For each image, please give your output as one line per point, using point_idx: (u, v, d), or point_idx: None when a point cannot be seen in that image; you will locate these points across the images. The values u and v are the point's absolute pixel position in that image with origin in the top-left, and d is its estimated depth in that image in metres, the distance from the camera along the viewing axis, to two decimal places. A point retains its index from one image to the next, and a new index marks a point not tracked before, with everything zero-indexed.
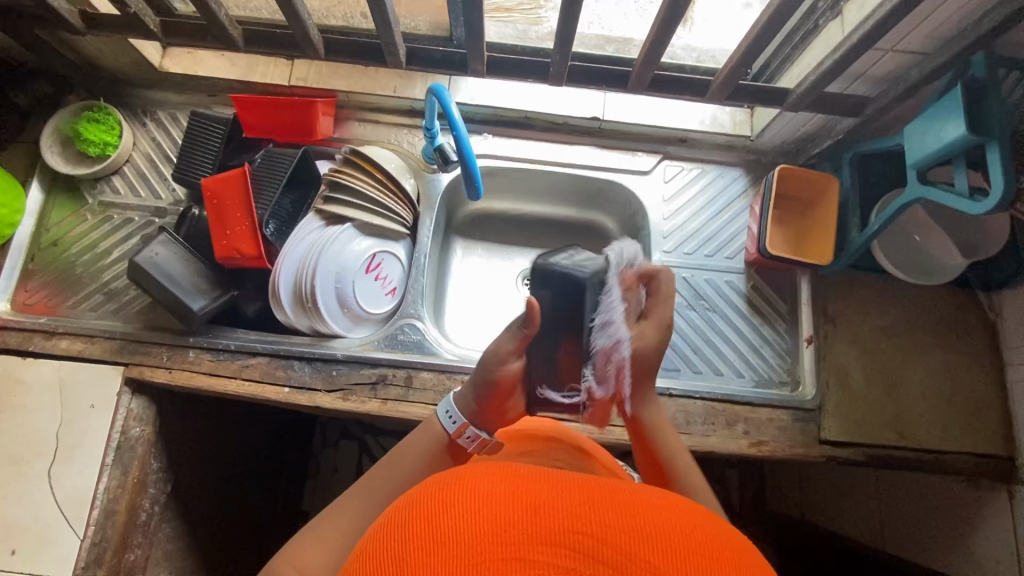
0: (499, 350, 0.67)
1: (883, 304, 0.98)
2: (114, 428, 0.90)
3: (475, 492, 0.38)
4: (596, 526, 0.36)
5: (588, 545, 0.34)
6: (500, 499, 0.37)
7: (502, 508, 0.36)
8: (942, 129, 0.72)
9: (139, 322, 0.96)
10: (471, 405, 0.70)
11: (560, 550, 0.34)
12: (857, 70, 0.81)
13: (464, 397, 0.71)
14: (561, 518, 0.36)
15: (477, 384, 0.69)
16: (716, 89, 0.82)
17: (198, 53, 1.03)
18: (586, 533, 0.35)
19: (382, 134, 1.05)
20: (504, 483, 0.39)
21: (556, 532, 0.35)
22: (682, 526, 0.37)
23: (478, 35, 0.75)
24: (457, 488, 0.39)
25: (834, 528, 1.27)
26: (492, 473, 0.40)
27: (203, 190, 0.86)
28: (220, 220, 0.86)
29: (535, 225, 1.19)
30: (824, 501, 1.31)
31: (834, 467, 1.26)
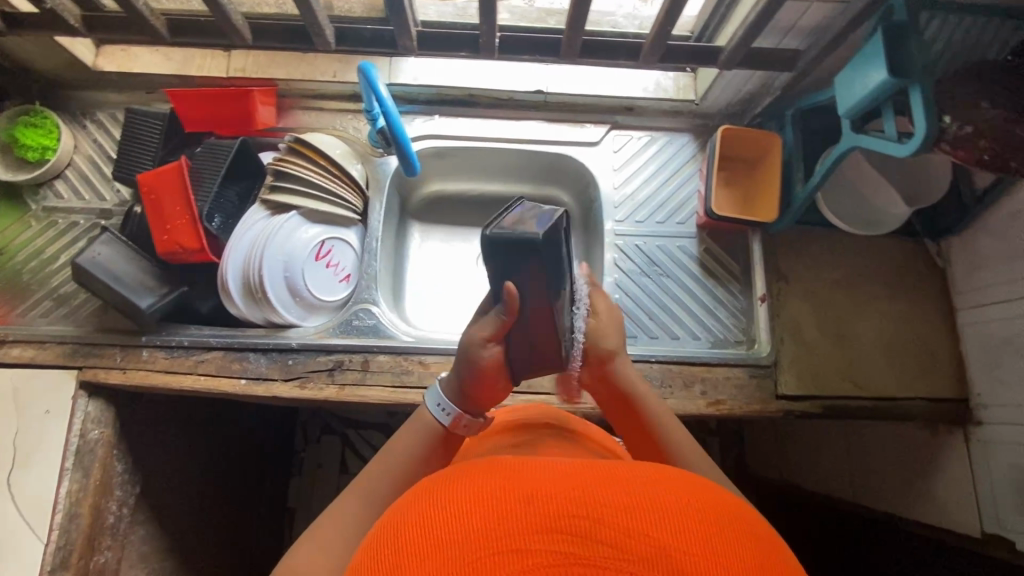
0: (476, 334, 0.63)
1: (834, 258, 0.99)
2: (71, 432, 0.90)
3: (466, 496, 0.36)
4: (594, 506, 0.34)
5: (584, 527, 0.33)
6: (493, 498, 0.36)
7: (495, 506, 0.35)
8: (868, 75, 0.72)
9: (91, 325, 0.95)
10: (460, 392, 0.66)
11: (557, 537, 0.33)
12: (785, 23, 0.81)
13: (451, 386, 0.67)
14: (556, 503, 0.34)
15: (461, 372, 0.65)
16: (647, 51, 0.82)
17: (132, 50, 1.01)
18: (582, 514, 0.34)
19: (327, 121, 1.04)
20: (499, 478, 0.38)
21: (549, 517, 0.33)
22: (681, 497, 0.36)
23: (401, 9, 0.74)
24: (447, 496, 0.37)
25: (808, 484, 1.30)
26: (483, 474, 0.39)
27: (139, 185, 0.85)
28: (159, 215, 0.85)
29: (492, 205, 1.19)
30: (798, 459, 1.33)
31: (804, 424, 1.28)
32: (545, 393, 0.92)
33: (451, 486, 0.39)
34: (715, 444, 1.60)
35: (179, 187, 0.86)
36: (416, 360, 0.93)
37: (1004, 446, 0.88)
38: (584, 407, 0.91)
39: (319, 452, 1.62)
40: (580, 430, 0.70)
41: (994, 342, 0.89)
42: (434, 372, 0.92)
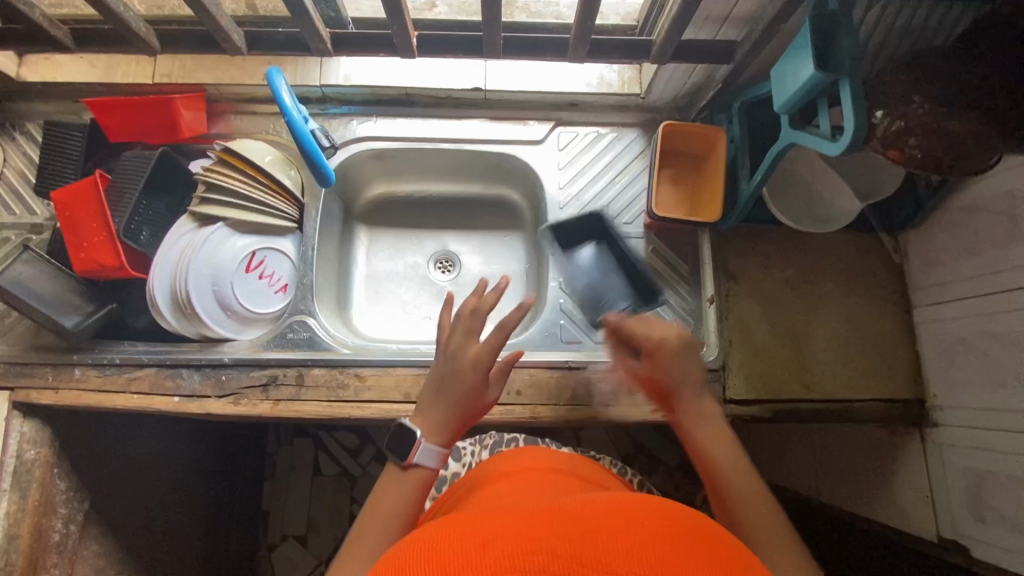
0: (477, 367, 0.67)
1: (786, 256, 0.95)
2: (6, 453, 0.89)
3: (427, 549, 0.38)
4: (547, 542, 0.36)
5: (539, 561, 0.34)
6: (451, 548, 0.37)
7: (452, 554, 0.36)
8: (798, 69, 0.68)
9: (24, 343, 0.93)
10: (447, 425, 0.66)
11: (514, 574, 0.34)
12: (719, 12, 0.76)
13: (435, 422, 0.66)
14: (510, 545, 0.36)
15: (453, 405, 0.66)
16: (573, 47, 0.78)
17: (55, 58, 0.98)
18: (536, 551, 0.35)
19: (261, 126, 1.01)
20: (459, 533, 0.39)
21: (505, 557, 0.35)
22: (634, 524, 0.38)
23: (305, 13, 0.70)
24: (410, 557, 0.38)
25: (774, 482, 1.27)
26: (442, 531, 0.40)
27: (55, 203, 0.83)
28: (76, 233, 0.83)
29: (442, 206, 1.17)
30: (765, 456, 1.30)
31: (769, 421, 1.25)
32: None
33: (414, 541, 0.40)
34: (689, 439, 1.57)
35: (95, 203, 0.84)
36: (352, 372, 0.91)
37: (958, 449, 0.85)
38: (525, 418, 0.89)
39: (291, 455, 1.61)
40: (553, 465, 0.68)
41: (949, 342, 0.86)
42: (370, 385, 0.90)
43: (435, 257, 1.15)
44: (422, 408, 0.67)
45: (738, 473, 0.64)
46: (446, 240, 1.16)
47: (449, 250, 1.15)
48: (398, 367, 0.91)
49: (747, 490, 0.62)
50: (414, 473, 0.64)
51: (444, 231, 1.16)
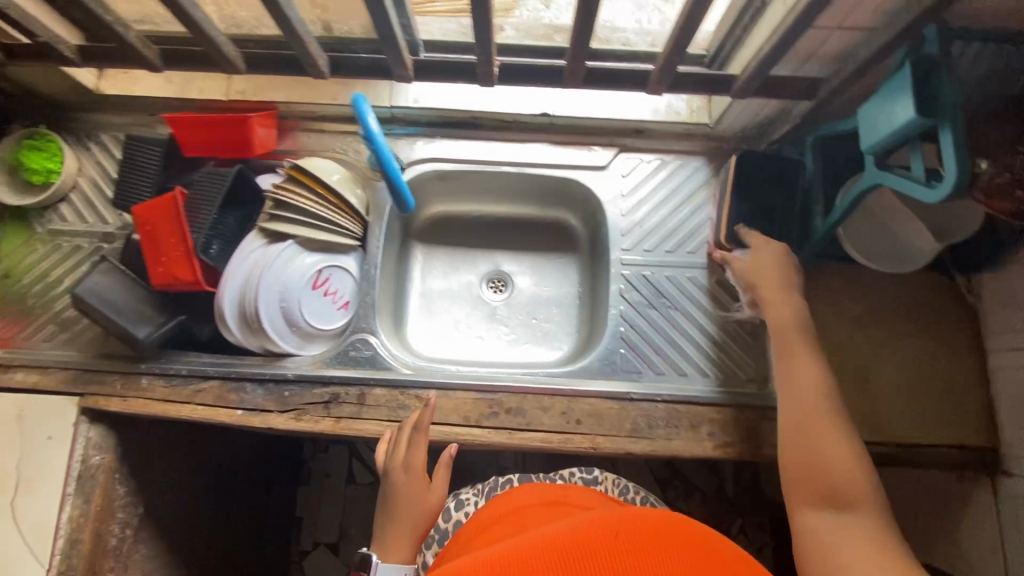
0: (409, 467, 0.83)
1: (855, 293, 0.93)
2: (73, 457, 0.91)
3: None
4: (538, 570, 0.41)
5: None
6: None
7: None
8: (893, 111, 0.67)
9: (93, 350, 0.95)
10: (407, 534, 0.80)
11: None
12: (806, 50, 0.75)
13: (395, 537, 0.80)
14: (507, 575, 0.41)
15: (403, 512, 0.81)
16: (655, 80, 0.78)
17: (134, 72, 1.01)
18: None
19: (327, 144, 1.02)
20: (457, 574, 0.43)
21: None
22: (628, 535, 0.44)
23: (393, 39, 0.71)
24: None
25: None
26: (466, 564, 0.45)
27: (136, 217, 0.85)
28: (155, 247, 0.85)
29: (498, 226, 1.17)
30: None
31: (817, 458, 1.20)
32: (544, 431, 0.89)
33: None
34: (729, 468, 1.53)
35: (174, 218, 0.85)
36: (413, 393, 0.91)
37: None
38: (585, 448, 0.88)
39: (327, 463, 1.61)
40: (540, 500, 0.74)
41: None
42: (430, 407, 0.90)
43: (487, 277, 1.15)
44: (382, 528, 0.81)
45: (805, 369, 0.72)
46: (499, 259, 1.16)
47: (503, 269, 1.15)
48: (458, 390, 0.91)
49: (837, 455, 0.66)
50: None
51: (498, 252, 1.16)
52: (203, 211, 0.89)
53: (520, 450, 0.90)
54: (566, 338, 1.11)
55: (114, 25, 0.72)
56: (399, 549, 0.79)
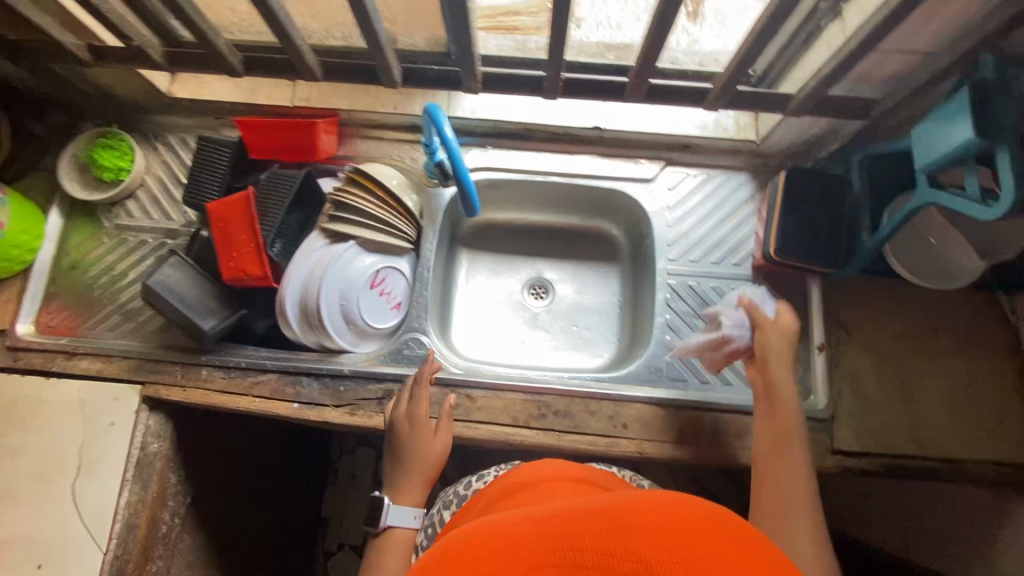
0: (411, 417, 0.88)
1: (897, 309, 0.95)
2: (133, 445, 0.94)
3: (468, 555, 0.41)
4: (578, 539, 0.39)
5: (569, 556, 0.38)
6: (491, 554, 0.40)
7: (498, 558, 0.40)
8: (951, 131, 0.69)
9: (156, 341, 0.98)
10: (411, 480, 0.85)
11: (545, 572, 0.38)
12: (862, 71, 0.78)
13: (403, 482, 0.85)
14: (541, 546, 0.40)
15: (409, 461, 0.86)
16: (714, 97, 0.81)
17: (204, 77, 1.06)
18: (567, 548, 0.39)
19: (385, 150, 1.06)
20: (487, 537, 0.42)
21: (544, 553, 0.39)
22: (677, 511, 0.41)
23: (470, 52, 0.75)
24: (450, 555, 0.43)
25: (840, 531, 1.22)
26: (505, 526, 0.43)
27: (210, 214, 0.89)
28: (227, 243, 0.89)
29: (541, 235, 1.20)
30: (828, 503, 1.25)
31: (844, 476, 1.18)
32: (591, 434, 0.91)
33: (462, 543, 0.43)
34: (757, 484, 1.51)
35: (245, 216, 0.89)
36: (464, 392, 0.94)
37: None
38: (632, 452, 0.90)
39: (352, 464, 1.61)
40: (573, 475, 0.69)
41: None
42: (480, 407, 0.93)
43: (530, 284, 1.18)
44: (392, 474, 0.87)
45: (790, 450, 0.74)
46: (541, 267, 1.19)
47: (545, 277, 1.18)
48: (508, 391, 0.93)
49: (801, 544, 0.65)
50: (397, 538, 0.82)
51: (541, 260, 1.19)
52: (272, 210, 0.92)
53: (567, 452, 0.92)
54: (606, 345, 1.13)
55: (208, 32, 0.76)
56: (409, 497, 0.84)
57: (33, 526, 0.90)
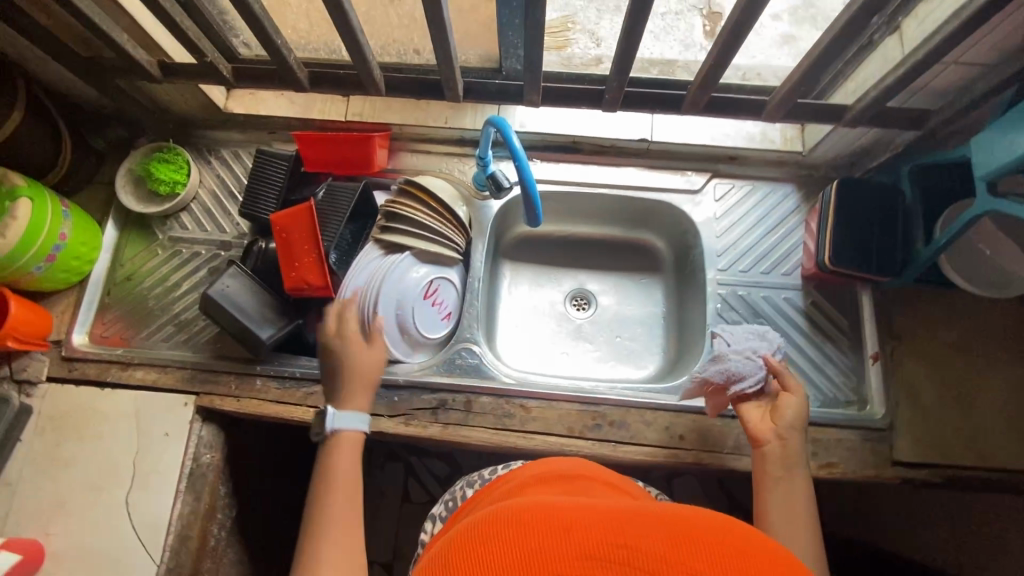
0: (344, 332, 0.88)
1: (951, 318, 0.94)
2: (186, 455, 0.93)
3: (508, 528, 0.42)
4: (631, 538, 0.40)
5: (622, 554, 0.39)
6: (538, 531, 0.41)
7: (550, 535, 0.40)
8: (1014, 140, 0.70)
9: (209, 352, 0.99)
10: (346, 391, 0.84)
11: (597, 562, 0.38)
12: (918, 83, 0.80)
13: (340, 392, 0.85)
14: (592, 535, 0.40)
15: (343, 372, 0.86)
16: (772, 108, 0.84)
17: (259, 94, 1.08)
18: (621, 544, 0.39)
19: (434, 163, 1.08)
20: (534, 514, 0.43)
21: (591, 545, 0.39)
22: (724, 531, 0.41)
23: (537, 67, 0.79)
24: (497, 526, 0.43)
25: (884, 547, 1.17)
26: (553, 508, 0.44)
27: (272, 224, 0.91)
28: (289, 253, 0.91)
29: (583, 246, 1.19)
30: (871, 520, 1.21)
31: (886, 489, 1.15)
32: (648, 444, 0.91)
33: (507, 517, 0.43)
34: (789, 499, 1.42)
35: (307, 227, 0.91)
36: (518, 402, 0.93)
37: None
38: (690, 463, 0.89)
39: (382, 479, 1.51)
40: (602, 476, 0.64)
41: None
42: (535, 416, 0.92)
43: (573, 295, 1.18)
44: (331, 390, 0.86)
45: (799, 527, 0.67)
46: (583, 279, 1.18)
47: (587, 288, 1.17)
48: (562, 401, 0.93)
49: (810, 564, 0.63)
50: (342, 443, 0.80)
51: (582, 271, 1.19)
52: (332, 222, 0.95)
53: (623, 462, 0.91)
54: (652, 357, 1.12)
55: (282, 47, 0.79)
56: (355, 403, 0.83)
57: (86, 537, 0.89)
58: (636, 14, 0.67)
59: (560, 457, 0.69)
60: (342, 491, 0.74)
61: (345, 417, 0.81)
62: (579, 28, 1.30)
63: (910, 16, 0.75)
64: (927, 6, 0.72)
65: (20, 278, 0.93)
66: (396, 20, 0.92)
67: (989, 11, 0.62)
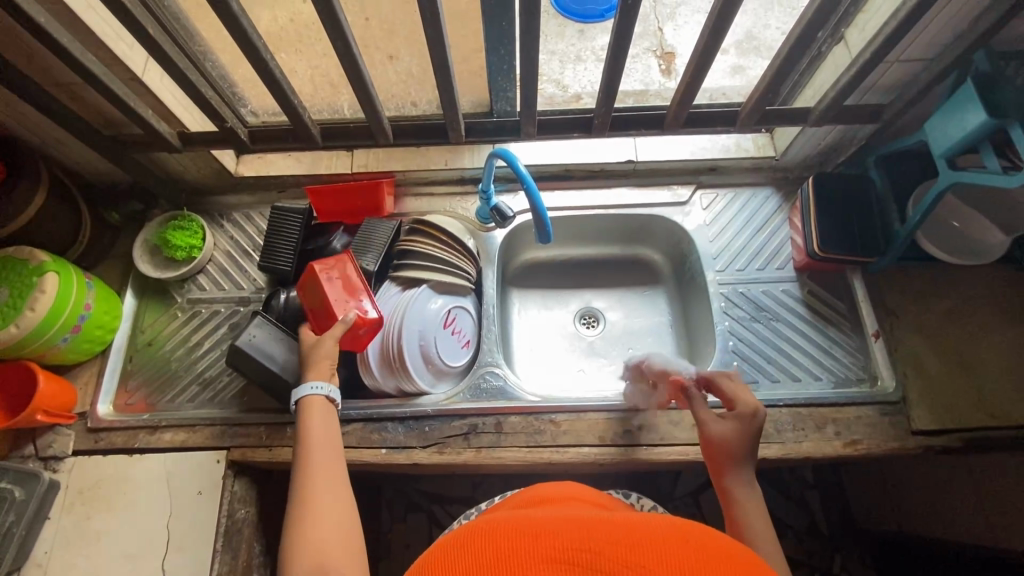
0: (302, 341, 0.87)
1: (939, 290, 1.01)
2: (221, 513, 0.92)
3: (490, 538, 0.43)
4: (594, 543, 0.41)
5: (585, 558, 0.39)
6: (507, 542, 0.42)
7: (520, 545, 0.41)
8: (964, 119, 0.79)
9: (237, 406, 1.01)
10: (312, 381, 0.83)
11: (563, 564, 0.39)
12: (868, 82, 0.90)
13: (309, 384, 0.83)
14: (559, 541, 0.41)
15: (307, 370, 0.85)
16: (744, 117, 0.93)
17: (267, 156, 1.15)
18: (584, 549, 0.40)
19: (438, 204, 1.15)
20: (508, 525, 0.44)
21: (557, 550, 0.40)
22: (682, 538, 0.42)
23: (532, 102, 0.88)
24: (486, 533, 0.44)
25: (923, 531, 1.17)
26: (522, 522, 0.45)
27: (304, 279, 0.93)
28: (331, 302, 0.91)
29: (584, 266, 1.25)
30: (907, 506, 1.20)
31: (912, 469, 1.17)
32: (678, 444, 0.93)
33: (490, 526, 0.45)
34: (816, 497, 1.39)
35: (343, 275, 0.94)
36: (547, 419, 0.96)
37: None
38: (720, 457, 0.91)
39: (405, 532, 1.44)
40: (587, 496, 0.62)
41: None
42: (566, 430, 0.95)
43: (581, 313, 1.22)
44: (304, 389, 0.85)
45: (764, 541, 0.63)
46: (589, 297, 1.23)
47: (594, 306, 1.22)
48: (589, 411, 0.96)
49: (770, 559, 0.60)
50: (314, 407, 0.79)
51: (586, 290, 1.24)
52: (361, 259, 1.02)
53: (656, 465, 0.93)
54: None
55: (298, 107, 0.87)
56: (318, 370, 0.83)
57: None
58: (619, 41, 0.76)
59: (550, 482, 0.66)
60: (327, 438, 0.76)
61: (304, 387, 0.80)
62: (546, 78, 1.42)
63: (851, 27, 0.85)
64: (867, 14, 0.82)
65: (44, 352, 0.94)
66: (394, 77, 1.00)
67: (919, 12, 0.72)
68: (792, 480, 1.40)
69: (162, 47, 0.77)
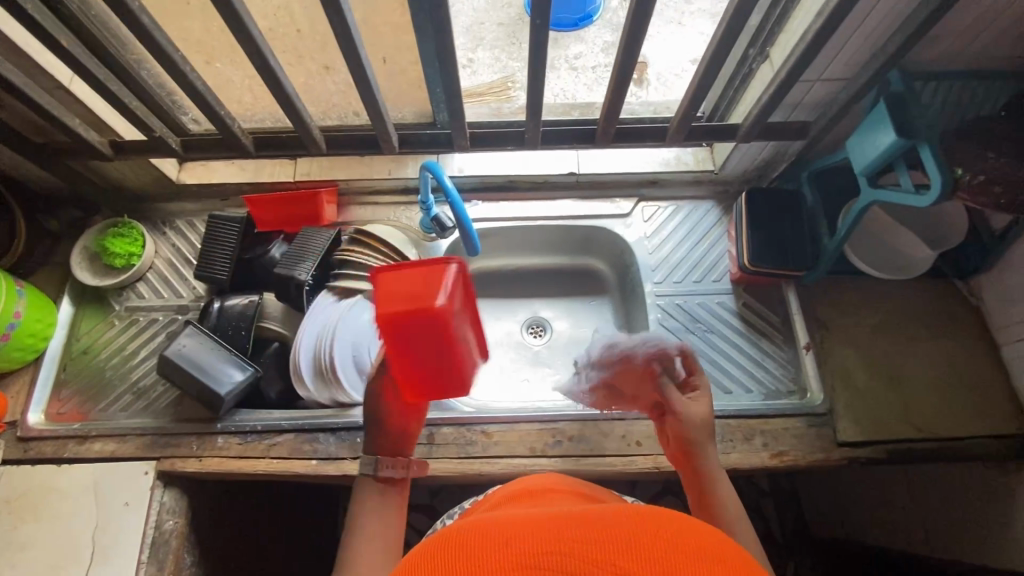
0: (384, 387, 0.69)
1: (869, 303, 1.02)
2: (148, 523, 0.92)
3: (450, 542, 0.37)
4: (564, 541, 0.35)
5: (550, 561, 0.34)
6: (469, 545, 0.36)
7: (483, 550, 0.35)
8: (877, 138, 0.81)
9: (169, 415, 1.00)
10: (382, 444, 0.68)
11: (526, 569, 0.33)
12: (793, 101, 0.92)
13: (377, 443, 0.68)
14: (526, 543, 0.35)
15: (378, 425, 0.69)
16: (674, 131, 0.94)
17: (211, 164, 1.15)
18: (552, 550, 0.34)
19: (382, 214, 1.15)
20: (476, 528, 0.38)
21: (522, 553, 0.34)
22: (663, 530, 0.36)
23: (460, 115, 0.89)
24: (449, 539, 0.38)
25: (866, 540, 1.18)
26: (492, 523, 0.39)
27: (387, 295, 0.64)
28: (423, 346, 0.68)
29: (533, 276, 1.26)
30: (850, 516, 1.21)
31: (852, 479, 1.18)
32: (608, 455, 0.93)
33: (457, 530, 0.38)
34: (771, 506, 1.41)
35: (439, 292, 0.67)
36: (479, 429, 0.96)
37: None
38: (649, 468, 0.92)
39: None
40: (573, 491, 0.61)
41: None
42: (497, 441, 0.95)
43: (529, 322, 1.22)
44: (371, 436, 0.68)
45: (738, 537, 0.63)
46: (537, 307, 1.23)
47: (541, 315, 1.22)
48: (522, 422, 0.96)
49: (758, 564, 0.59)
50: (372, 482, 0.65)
51: (535, 300, 1.24)
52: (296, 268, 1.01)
53: (587, 476, 0.93)
54: None
55: (224, 117, 0.86)
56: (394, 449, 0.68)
57: None
58: (537, 59, 0.77)
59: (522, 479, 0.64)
60: (388, 522, 0.63)
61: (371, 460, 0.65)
62: (518, 86, 1.41)
63: (774, 47, 0.87)
64: (786, 34, 0.84)
65: None
66: (332, 87, 1.01)
67: (822, 34, 0.73)
68: (746, 490, 1.41)
69: (79, 58, 0.77)
